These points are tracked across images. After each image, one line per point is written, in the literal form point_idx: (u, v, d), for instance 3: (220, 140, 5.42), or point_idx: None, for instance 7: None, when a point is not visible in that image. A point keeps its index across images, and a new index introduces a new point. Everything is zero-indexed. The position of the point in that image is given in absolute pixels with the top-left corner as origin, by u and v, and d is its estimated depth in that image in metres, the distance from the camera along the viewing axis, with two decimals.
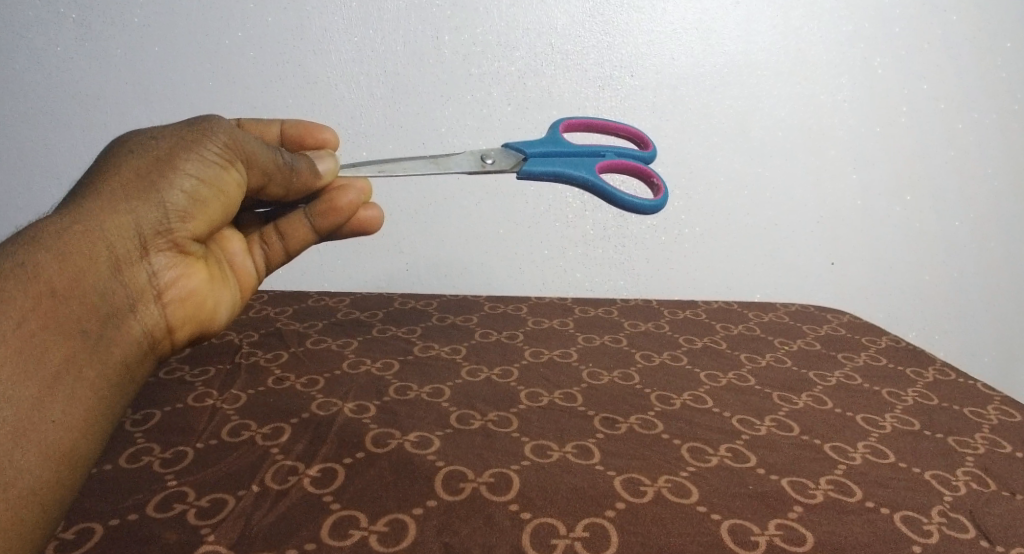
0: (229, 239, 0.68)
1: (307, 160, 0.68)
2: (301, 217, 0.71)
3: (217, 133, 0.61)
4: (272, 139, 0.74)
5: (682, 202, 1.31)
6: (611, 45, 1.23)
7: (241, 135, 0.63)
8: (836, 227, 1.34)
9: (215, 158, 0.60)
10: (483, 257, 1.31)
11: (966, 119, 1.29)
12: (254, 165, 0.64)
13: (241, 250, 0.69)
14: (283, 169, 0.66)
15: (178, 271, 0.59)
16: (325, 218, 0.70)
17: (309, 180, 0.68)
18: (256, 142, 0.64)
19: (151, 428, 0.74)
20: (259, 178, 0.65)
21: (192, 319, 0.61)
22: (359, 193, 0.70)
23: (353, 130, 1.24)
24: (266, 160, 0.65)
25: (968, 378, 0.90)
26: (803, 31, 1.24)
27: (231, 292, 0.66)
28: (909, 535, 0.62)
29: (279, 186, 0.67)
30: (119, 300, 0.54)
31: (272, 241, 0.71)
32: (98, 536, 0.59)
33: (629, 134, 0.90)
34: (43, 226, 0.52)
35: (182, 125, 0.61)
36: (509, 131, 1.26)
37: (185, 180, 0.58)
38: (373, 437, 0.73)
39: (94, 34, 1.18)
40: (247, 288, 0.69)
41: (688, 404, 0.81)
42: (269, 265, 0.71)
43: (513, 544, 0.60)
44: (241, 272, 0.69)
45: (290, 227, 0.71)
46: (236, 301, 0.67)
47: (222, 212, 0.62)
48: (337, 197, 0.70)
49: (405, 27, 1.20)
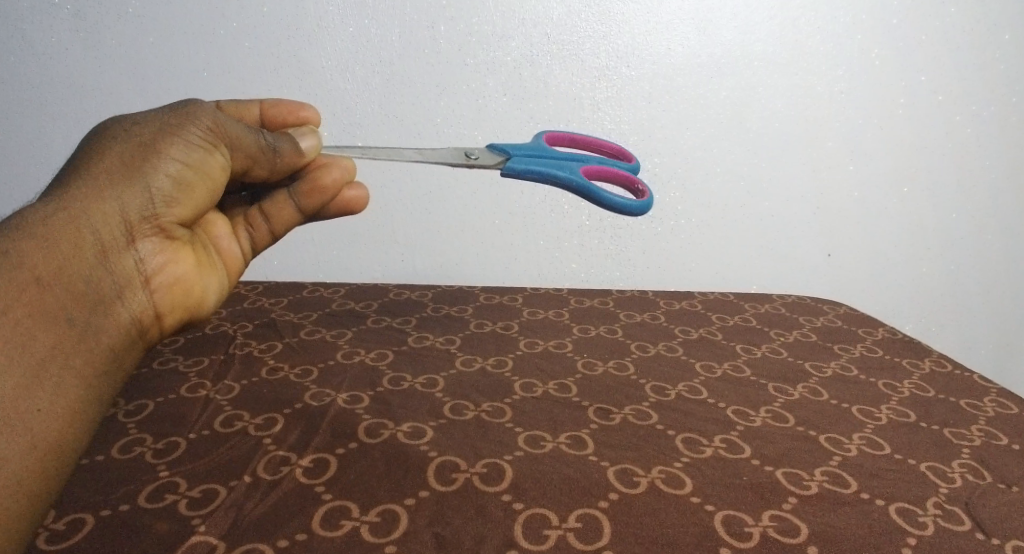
0: (214, 222, 0.65)
1: (290, 139, 0.66)
2: (286, 197, 0.68)
3: (200, 117, 0.60)
4: (253, 118, 0.71)
5: (680, 194, 1.29)
6: (607, 35, 1.22)
7: (227, 118, 0.62)
8: (831, 220, 1.34)
9: (197, 142, 0.59)
10: (480, 249, 1.30)
11: (964, 112, 1.29)
12: (239, 148, 0.62)
13: (227, 234, 0.66)
14: (266, 151, 0.64)
15: (166, 257, 0.58)
16: (311, 198, 0.68)
17: (294, 159, 0.66)
18: (238, 125, 0.62)
19: (144, 420, 0.74)
20: (243, 161, 0.63)
21: (182, 306, 0.59)
22: (346, 172, 0.68)
23: (347, 119, 1.22)
24: (249, 142, 0.63)
25: (965, 370, 0.89)
26: (801, 22, 1.23)
27: (219, 278, 0.64)
28: (904, 528, 0.61)
29: (264, 168, 0.64)
30: (106, 287, 0.53)
31: (258, 223, 0.69)
32: (89, 526, 0.59)
33: (611, 149, 0.90)
34: (28, 215, 0.52)
35: (168, 111, 0.60)
36: (506, 122, 1.24)
37: (168, 165, 0.58)
38: (366, 428, 0.72)
39: (90, 26, 1.16)
40: (235, 272, 0.67)
41: (683, 395, 0.81)
42: (257, 249, 0.69)
43: (504, 536, 0.59)
44: (228, 255, 0.66)
45: (277, 209, 0.68)
46: (225, 287, 0.65)
47: (209, 196, 0.61)
48: (322, 175, 0.67)
49: (403, 17, 1.18)
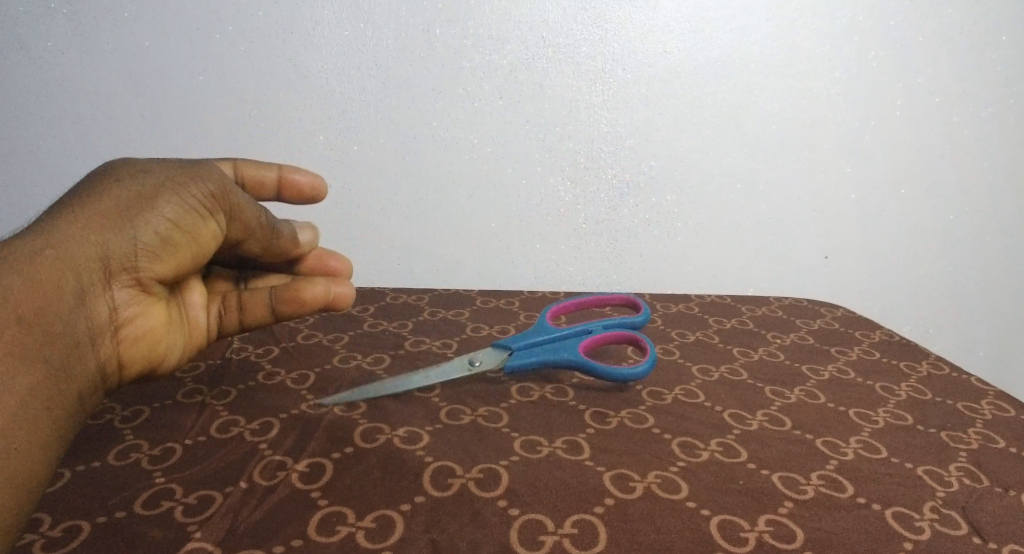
0: (191, 288, 0.72)
1: (291, 229, 0.75)
2: (268, 293, 0.75)
3: (206, 181, 0.65)
4: (268, 187, 0.76)
5: (676, 197, 1.24)
6: (604, 38, 1.16)
7: (235, 191, 0.68)
8: (825, 223, 1.29)
9: (195, 205, 0.64)
10: (472, 252, 1.26)
11: (961, 115, 1.26)
12: (237, 219, 0.68)
13: (200, 303, 0.72)
14: (266, 229, 0.71)
15: (138, 308, 0.64)
16: (289, 307, 0.75)
17: (286, 246, 0.74)
18: (244, 197, 0.69)
19: (140, 425, 0.74)
20: (240, 232, 0.69)
21: (145, 358, 0.65)
22: (325, 290, 0.75)
23: (342, 124, 1.19)
24: (251, 216, 0.69)
25: (962, 372, 0.89)
26: (797, 24, 1.18)
27: (183, 341, 0.69)
28: (900, 532, 0.61)
29: (257, 244, 0.71)
30: (80, 331, 0.58)
31: (231, 305, 0.74)
32: (85, 533, 0.60)
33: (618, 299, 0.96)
34: (19, 248, 0.56)
35: (179, 169, 0.65)
36: (503, 127, 1.20)
37: (160, 220, 0.62)
38: (362, 433, 0.72)
39: (86, 29, 1.15)
40: (198, 341, 0.72)
41: (680, 399, 0.80)
42: (223, 327, 0.74)
43: (500, 541, 0.59)
44: (195, 323, 0.72)
45: (253, 301, 0.75)
46: (187, 353, 0.70)
47: (192, 258, 0.67)
48: (304, 290, 0.74)
49: (397, 20, 1.15)
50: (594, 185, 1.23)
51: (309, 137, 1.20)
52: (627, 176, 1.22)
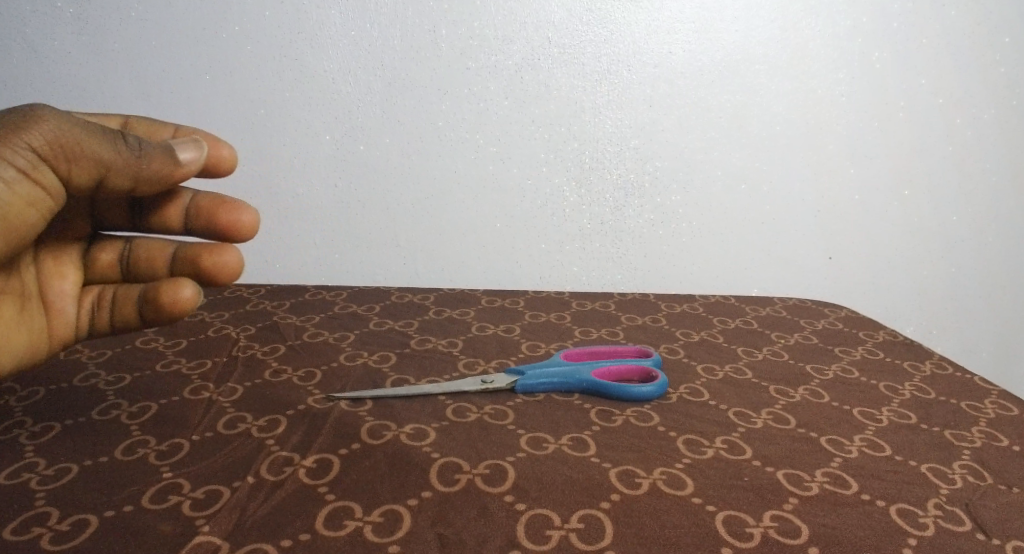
0: (61, 276, 0.74)
1: (166, 146, 0.67)
2: (136, 295, 0.76)
3: (21, 141, 0.61)
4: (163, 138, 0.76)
5: (680, 197, 1.24)
6: (609, 39, 1.17)
7: (68, 128, 0.63)
8: (829, 221, 1.29)
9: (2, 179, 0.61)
10: (483, 251, 1.25)
11: (965, 115, 1.26)
12: (75, 161, 0.64)
13: (69, 293, 0.74)
14: (126, 156, 0.65)
15: None
16: (155, 308, 0.75)
17: (162, 168, 0.67)
18: (86, 139, 0.64)
19: (146, 422, 0.75)
20: (89, 169, 0.65)
21: None
22: (190, 297, 0.74)
23: (351, 124, 1.19)
24: (99, 154, 0.64)
25: (966, 372, 0.90)
26: (800, 25, 1.19)
27: (26, 336, 0.72)
28: (905, 529, 0.62)
29: (121, 174, 0.65)
30: None
31: (106, 300, 0.76)
32: (92, 527, 0.60)
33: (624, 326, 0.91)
34: None
35: (2, 115, 0.61)
36: (508, 126, 1.19)
37: None
38: (368, 429, 0.73)
39: (91, 29, 1.16)
40: (62, 332, 0.75)
41: (684, 397, 0.81)
42: (96, 324, 0.76)
43: (507, 536, 0.60)
44: (60, 316, 0.74)
45: (123, 299, 0.76)
46: (34, 347, 0.72)
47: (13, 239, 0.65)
48: (171, 293, 0.74)
49: (404, 20, 1.15)
50: (596, 185, 1.22)
51: (314, 135, 1.20)
52: (631, 176, 1.22)
